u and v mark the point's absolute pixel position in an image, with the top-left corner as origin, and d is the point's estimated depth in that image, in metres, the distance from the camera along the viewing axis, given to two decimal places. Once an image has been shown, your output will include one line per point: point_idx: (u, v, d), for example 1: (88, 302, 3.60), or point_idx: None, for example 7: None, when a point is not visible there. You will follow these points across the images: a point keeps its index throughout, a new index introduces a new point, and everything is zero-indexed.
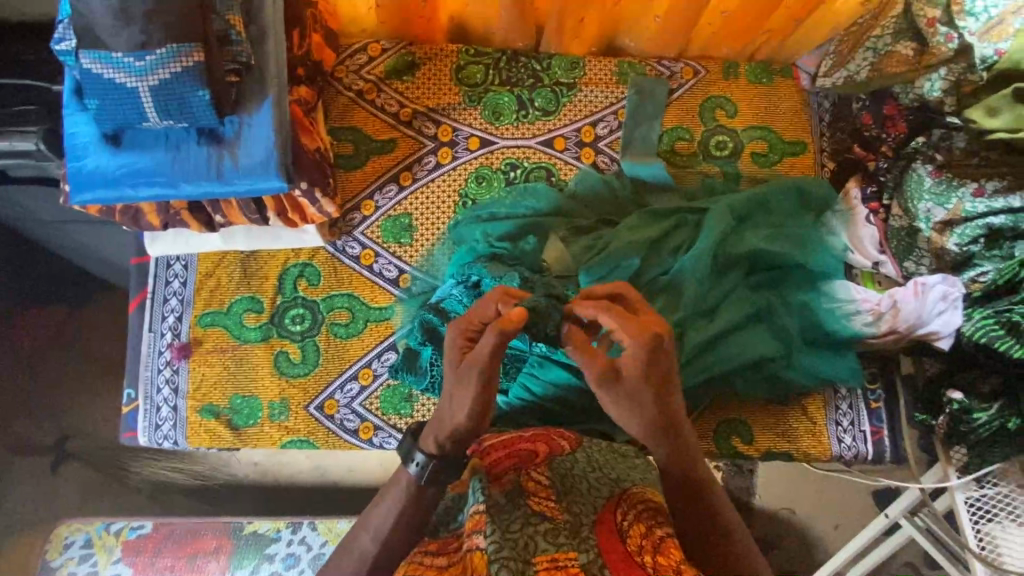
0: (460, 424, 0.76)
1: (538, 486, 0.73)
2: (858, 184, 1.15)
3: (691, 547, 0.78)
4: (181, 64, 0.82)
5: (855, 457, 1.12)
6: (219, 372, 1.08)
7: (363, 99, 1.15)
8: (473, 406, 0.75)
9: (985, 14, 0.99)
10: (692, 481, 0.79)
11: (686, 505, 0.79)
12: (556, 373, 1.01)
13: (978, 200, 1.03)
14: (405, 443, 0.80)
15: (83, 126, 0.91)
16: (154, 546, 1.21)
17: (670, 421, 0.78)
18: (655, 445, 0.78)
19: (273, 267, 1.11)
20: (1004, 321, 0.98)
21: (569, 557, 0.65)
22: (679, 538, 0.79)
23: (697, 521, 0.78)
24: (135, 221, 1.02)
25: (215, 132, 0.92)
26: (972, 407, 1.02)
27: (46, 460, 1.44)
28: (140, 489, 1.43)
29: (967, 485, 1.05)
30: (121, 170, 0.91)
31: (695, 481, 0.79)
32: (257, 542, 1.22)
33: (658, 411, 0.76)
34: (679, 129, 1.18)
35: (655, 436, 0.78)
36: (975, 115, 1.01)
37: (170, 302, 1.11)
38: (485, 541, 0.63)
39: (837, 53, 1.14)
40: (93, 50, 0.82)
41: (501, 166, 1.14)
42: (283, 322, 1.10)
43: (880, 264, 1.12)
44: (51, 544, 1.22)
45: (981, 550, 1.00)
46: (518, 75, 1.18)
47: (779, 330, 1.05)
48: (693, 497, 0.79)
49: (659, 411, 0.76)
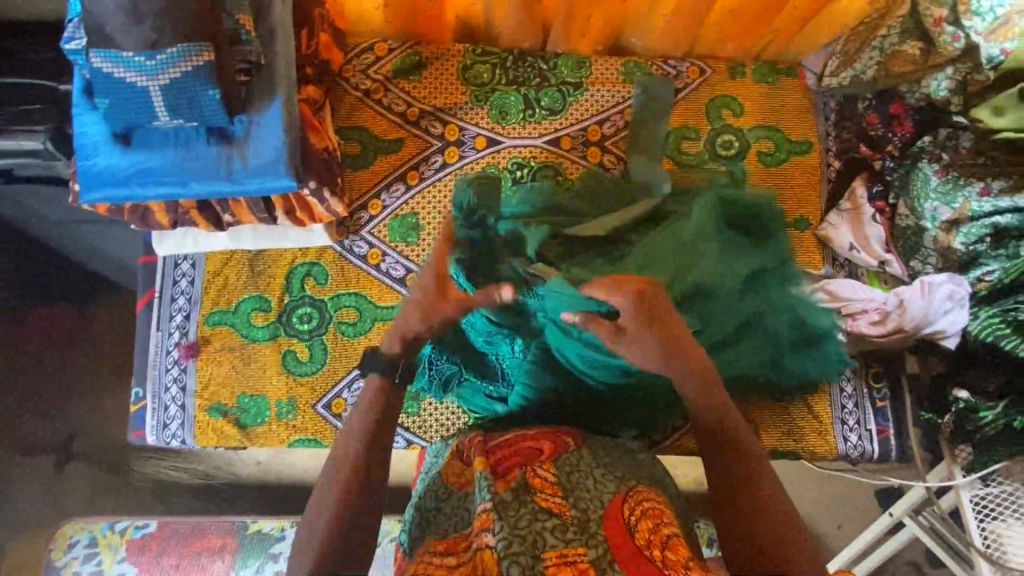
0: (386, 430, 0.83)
1: (544, 482, 0.74)
2: (863, 183, 1.15)
3: (722, 506, 0.77)
4: (192, 63, 0.83)
5: (860, 456, 1.12)
6: (227, 371, 1.09)
7: (371, 99, 1.15)
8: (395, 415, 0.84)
9: (991, 13, 0.98)
10: (721, 433, 0.81)
11: (724, 460, 0.80)
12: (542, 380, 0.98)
13: (985, 200, 1.04)
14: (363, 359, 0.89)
15: (91, 125, 0.90)
16: (158, 544, 1.22)
17: (711, 392, 0.83)
18: (703, 415, 0.83)
19: (280, 266, 1.12)
20: (1010, 320, 1.00)
21: (579, 552, 0.65)
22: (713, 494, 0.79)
23: (733, 481, 0.78)
24: (144, 221, 1.01)
25: (225, 131, 0.92)
26: (978, 405, 1.03)
27: (52, 459, 1.44)
28: (145, 488, 1.43)
29: (972, 484, 1.06)
30: (131, 169, 0.91)
31: (728, 444, 0.80)
32: (262, 541, 1.22)
33: (707, 383, 0.83)
34: (684, 129, 1.18)
35: (702, 397, 0.83)
36: (981, 114, 1.02)
37: (178, 301, 1.11)
38: (493, 539, 0.64)
39: (844, 53, 1.13)
40: (104, 48, 0.82)
41: (507, 166, 1.15)
42: (290, 321, 1.10)
43: (886, 263, 1.12)
44: (56, 542, 1.22)
45: (986, 547, 1.02)
46: (525, 75, 1.18)
47: (769, 333, 1.02)
48: (733, 449, 0.80)
49: (707, 382, 0.83)
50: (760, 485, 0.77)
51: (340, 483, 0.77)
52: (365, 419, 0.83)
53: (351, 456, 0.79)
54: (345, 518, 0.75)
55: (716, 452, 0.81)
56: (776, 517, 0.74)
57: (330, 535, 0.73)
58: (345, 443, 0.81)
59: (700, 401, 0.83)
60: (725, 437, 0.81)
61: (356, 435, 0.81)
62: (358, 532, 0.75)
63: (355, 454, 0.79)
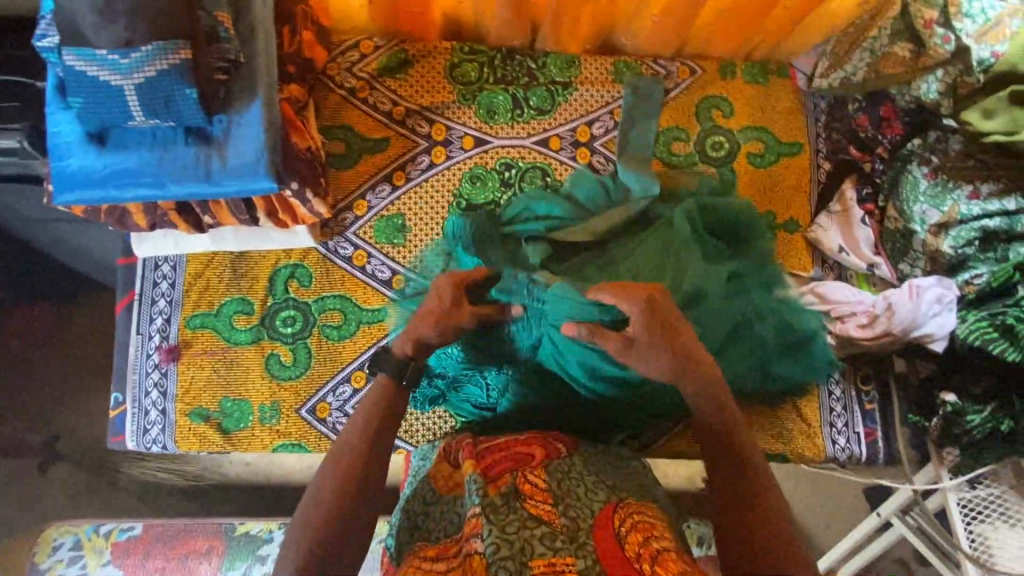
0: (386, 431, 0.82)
1: (535, 488, 0.73)
2: (853, 185, 1.15)
3: (724, 508, 0.77)
4: (168, 61, 0.81)
5: (848, 459, 1.12)
6: (208, 375, 1.07)
7: (356, 98, 1.13)
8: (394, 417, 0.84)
9: (982, 15, 0.97)
10: (725, 436, 0.80)
11: (727, 463, 0.79)
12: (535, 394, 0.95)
13: (974, 203, 1.03)
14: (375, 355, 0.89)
15: (65, 125, 0.88)
16: (144, 547, 1.20)
17: (717, 395, 0.82)
18: (708, 416, 0.82)
19: (263, 268, 1.10)
20: (998, 324, 0.99)
21: (568, 562, 0.64)
22: (715, 496, 0.79)
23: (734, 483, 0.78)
24: (122, 222, 0.99)
25: (204, 131, 0.90)
26: (965, 409, 1.02)
27: (34, 461, 1.42)
28: (130, 490, 1.41)
29: (960, 487, 1.07)
30: (107, 170, 0.89)
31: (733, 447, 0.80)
32: (248, 544, 1.21)
33: (713, 386, 0.82)
34: (674, 129, 1.17)
35: (706, 399, 0.82)
36: (971, 117, 1.01)
37: (159, 303, 1.09)
38: (482, 545, 0.64)
39: (834, 54, 1.13)
40: (76, 46, 0.80)
41: (495, 166, 1.13)
42: (274, 325, 1.08)
43: (875, 265, 1.12)
44: (40, 546, 1.20)
45: (974, 550, 1.03)
46: (513, 74, 1.16)
47: (758, 337, 1.01)
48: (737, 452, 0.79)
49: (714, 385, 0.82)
50: (762, 488, 0.77)
51: (337, 483, 0.76)
52: (369, 419, 0.82)
53: (352, 456, 0.79)
54: (338, 520, 0.74)
55: (721, 454, 0.80)
56: (777, 523, 0.74)
57: (321, 537, 0.72)
58: (345, 443, 0.80)
59: (706, 403, 0.82)
60: (730, 440, 0.80)
61: (357, 436, 0.81)
62: (350, 534, 0.74)
63: (355, 455, 0.79)
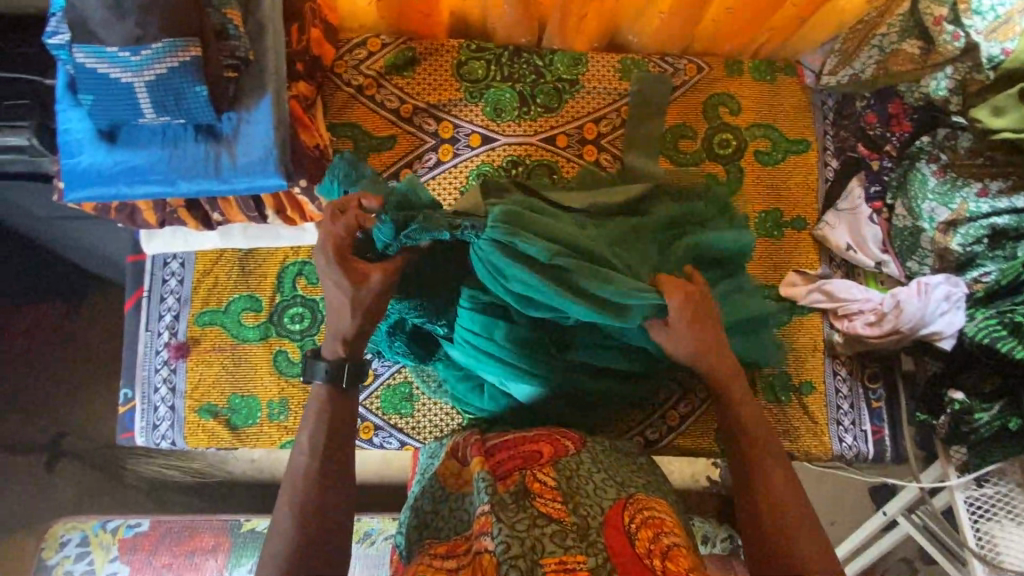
0: (331, 434, 0.79)
1: (544, 487, 0.72)
2: (860, 183, 1.13)
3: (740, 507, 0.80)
4: (178, 58, 0.81)
5: (855, 457, 1.12)
6: (216, 372, 1.07)
7: (363, 95, 1.13)
8: (334, 419, 0.80)
9: (992, 12, 0.99)
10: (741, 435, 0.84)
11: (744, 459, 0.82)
12: (522, 389, 0.93)
13: (983, 201, 1.04)
14: (305, 362, 0.82)
15: (75, 122, 0.88)
16: (152, 543, 1.21)
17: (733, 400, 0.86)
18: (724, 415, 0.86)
19: (271, 265, 1.10)
20: (1007, 322, 1.00)
21: (578, 560, 0.64)
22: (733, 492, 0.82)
23: (748, 487, 0.80)
24: (131, 219, 0.99)
25: (213, 129, 0.90)
26: (973, 407, 1.03)
27: (42, 457, 1.43)
28: (137, 486, 1.42)
29: (966, 485, 1.07)
30: (116, 167, 0.89)
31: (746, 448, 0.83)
32: (256, 540, 1.21)
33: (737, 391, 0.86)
34: (681, 127, 1.17)
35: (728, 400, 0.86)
36: (981, 115, 1.00)
37: (167, 301, 1.09)
38: (492, 543, 0.63)
39: (842, 51, 1.12)
40: (87, 44, 0.80)
41: (502, 164, 1.13)
42: (282, 321, 1.08)
43: (883, 264, 1.11)
44: (47, 543, 1.21)
45: (980, 548, 1.04)
46: (520, 71, 1.16)
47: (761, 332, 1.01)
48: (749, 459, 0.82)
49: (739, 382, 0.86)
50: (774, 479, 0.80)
51: (299, 506, 0.74)
52: (318, 431, 0.79)
53: (308, 475, 0.76)
54: (303, 539, 0.73)
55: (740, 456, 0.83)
56: (790, 519, 0.76)
57: (293, 562, 0.71)
58: (297, 460, 0.78)
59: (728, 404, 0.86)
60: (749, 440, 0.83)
61: (308, 452, 0.78)
62: (323, 539, 0.74)
63: (312, 473, 0.76)
